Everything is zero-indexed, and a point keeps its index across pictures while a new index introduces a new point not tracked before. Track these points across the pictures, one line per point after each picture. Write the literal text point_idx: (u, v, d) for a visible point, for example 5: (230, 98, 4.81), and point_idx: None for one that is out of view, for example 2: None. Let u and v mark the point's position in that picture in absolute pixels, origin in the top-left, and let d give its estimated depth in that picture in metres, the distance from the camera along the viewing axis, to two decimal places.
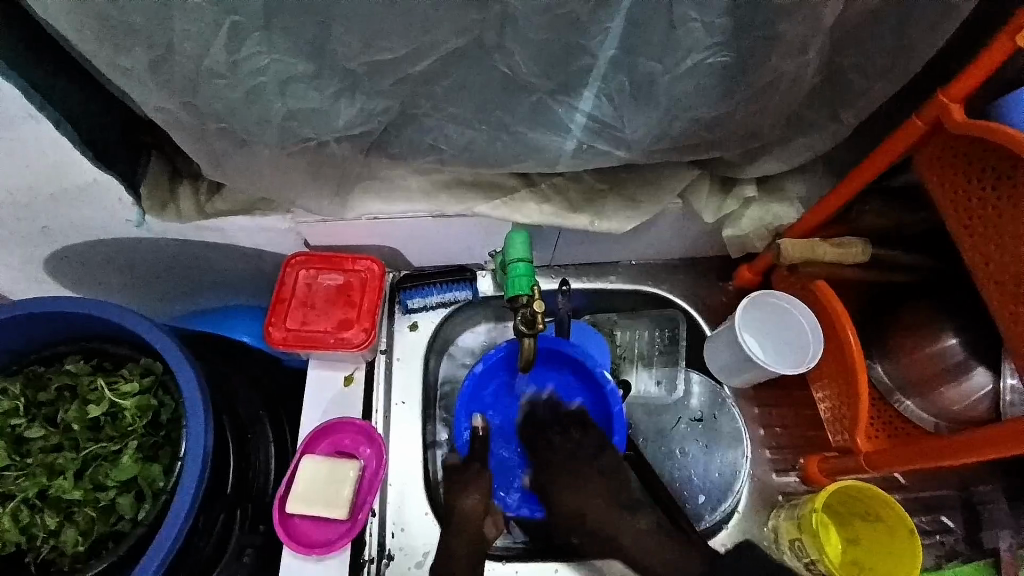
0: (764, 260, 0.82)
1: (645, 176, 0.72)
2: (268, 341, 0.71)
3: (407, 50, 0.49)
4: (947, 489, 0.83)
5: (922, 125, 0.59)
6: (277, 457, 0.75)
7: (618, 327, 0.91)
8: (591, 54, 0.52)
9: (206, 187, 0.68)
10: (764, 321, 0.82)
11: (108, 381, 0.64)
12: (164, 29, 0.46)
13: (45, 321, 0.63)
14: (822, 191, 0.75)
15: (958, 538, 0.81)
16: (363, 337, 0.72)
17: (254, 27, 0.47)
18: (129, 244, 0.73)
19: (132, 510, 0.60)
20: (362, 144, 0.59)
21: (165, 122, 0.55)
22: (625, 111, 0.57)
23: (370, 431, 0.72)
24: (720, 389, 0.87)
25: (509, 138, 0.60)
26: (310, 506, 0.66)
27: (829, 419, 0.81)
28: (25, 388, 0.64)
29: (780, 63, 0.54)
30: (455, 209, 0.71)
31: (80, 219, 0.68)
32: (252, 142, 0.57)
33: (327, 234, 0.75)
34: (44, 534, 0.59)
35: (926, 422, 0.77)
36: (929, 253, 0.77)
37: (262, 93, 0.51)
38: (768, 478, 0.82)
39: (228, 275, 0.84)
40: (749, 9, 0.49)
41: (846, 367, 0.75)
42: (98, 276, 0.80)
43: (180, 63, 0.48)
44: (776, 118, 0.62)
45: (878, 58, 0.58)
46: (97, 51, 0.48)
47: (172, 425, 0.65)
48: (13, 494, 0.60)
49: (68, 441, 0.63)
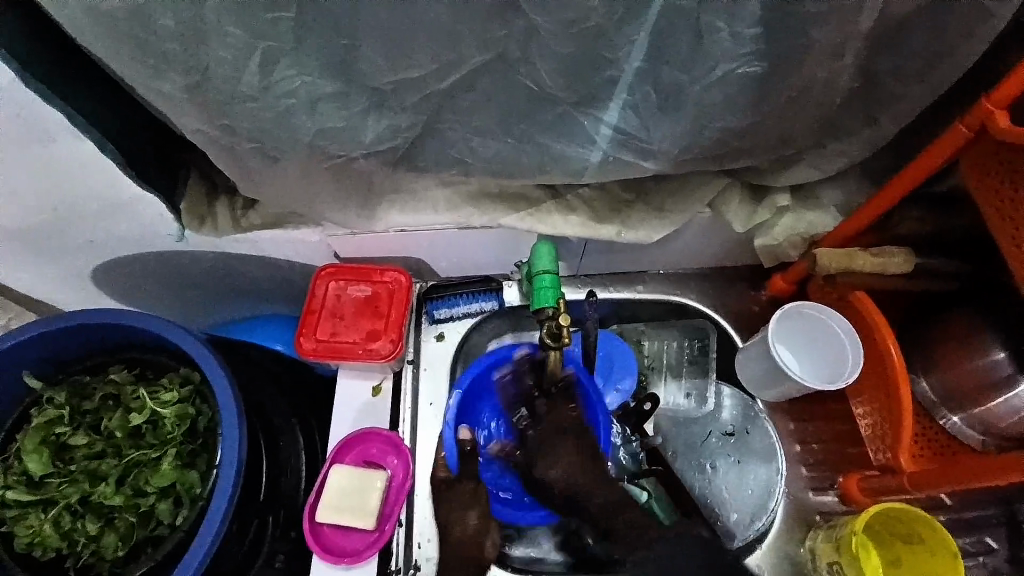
0: (799, 270, 0.79)
1: (674, 187, 0.71)
2: (298, 350, 0.73)
3: (432, 67, 0.50)
4: (992, 509, 0.79)
5: (966, 132, 0.57)
6: (307, 464, 0.76)
7: (645, 336, 0.89)
8: (616, 66, 0.51)
9: (241, 202, 0.70)
10: (802, 332, 0.80)
11: (149, 391, 0.66)
12: (199, 54, 0.47)
13: (91, 331, 0.65)
14: (858, 198, 0.73)
15: (1004, 559, 0.77)
16: (391, 347, 0.73)
17: (284, 49, 0.48)
18: (168, 256, 0.76)
19: (171, 516, 0.62)
20: (389, 158, 0.60)
21: (200, 141, 0.56)
22: (652, 121, 0.57)
23: (399, 441, 0.72)
24: (752, 403, 0.84)
25: (534, 150, 0.60)
26: (338, 515, 0.67)
27: (870, 436, 0.78)
28: (69, 397, 0.66)
29: (812, 70, 0.53)
30: (480, 220, 0.71)
31: (121, 233, 0.70)
32: (282, 161, 0.58)
33: (355, 245, 0.76)
34: (85, 539, 0.61)
35: (972, 439, 0.74)
36: (972, 259, 0.74)
37: (292, 113, 0.53)
38: (804, 496, 0.80)
39: (261, 285, 0.85)
40: (779, 18, 0.48)
41: (887, 382, 0.72)
42: (139, 286, 0.83)
43: (215, 86, 0.50)
44: (809, 126, 0.61)
45: (918, 66, 0.56)
46: (136, 76, 0.50)
47: (208, 433, 0.66)
48: (56, 501, 0.63)
49: (110, 448, 0.65)
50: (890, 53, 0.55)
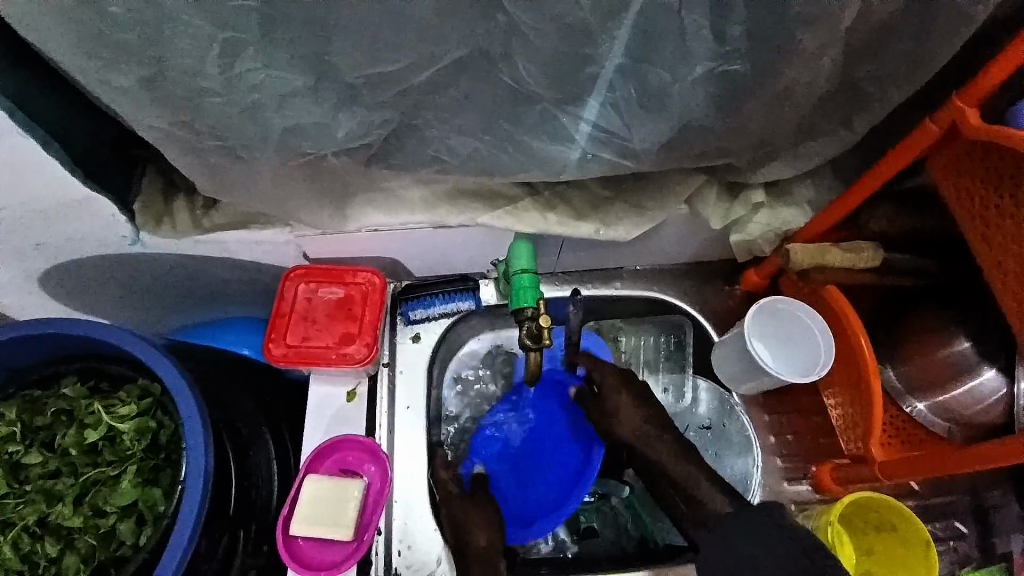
0: (772, 264, 0.81)
1: (651, 186, 0.70)
2: (268, 357, 0.70)
3: (409, 62, 0.48)
4: (956, 495, 0.82)
5: (937, 130, 0.57)
6: (281, 472, 0.73)
7: (622, 333, 0.89)
8: (598, 63, 0.50)
9: (201, 201, 0.66)
10: (774, 329, 0.80)
11: (104, 405, 0.62)
12: (157, 47, 0.44)
13: (41, 341, 0.61)
14: (831, 194, 0.74)
15: (970, 543, 0.80)
16: (366, 352, 0.70)
17: (250, 41, 0.45)
18: (124, 259, 0.71)
19: (133, 536, 0.58)
20: (362, 156, 0.58)
21: (160, 139, 0.53)
22: (632, 119, 0.56)
23: (374, 447, 0.70)
24: (728, 397, 0.85)
25: (514, 149, 0.59)
26: (314, 528, 0.64)
27: (841, 427, 0.79)
28: (21, 412, 0.62)
29: (793, 69, 0.53)
30: (457, 219, 0.69)
31: (72, 235, 0.66)
32: (249, 160, 0.55)
33: (327, 246, 0.73)
34: (46, 562, 0.58)
35: (939, 427, 0.75)
36: (942, 255, 0.75)
37: (260, 109, 0.50)
38: (779, 487, 0.81)
39: (227, 288, 0.82)
40: (762, 16, 0.47)
41: (859, 374, 0.73)
42: (95, 291, 0.79)
43: (176, 80, 0.47)
44: (786, 125, 0.61)
45: (892, 66, 0.56)
46: (86, 69, 0.46)
47: (171, 446, 0.62)
48: (13, 522, 0.59)
49: (65, 466, 0.61)
50: (868, 51, 0.55)
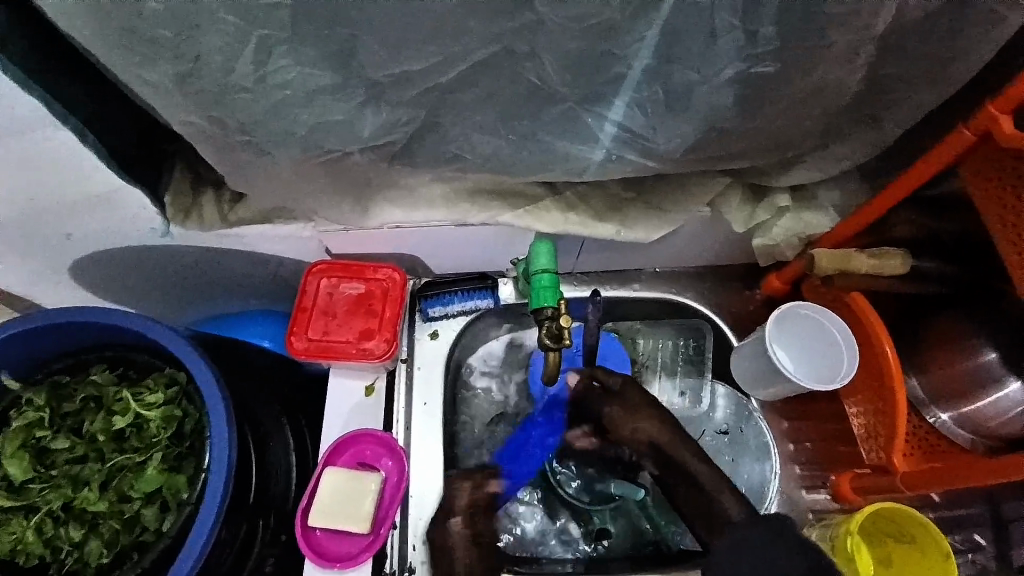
0: (793, 269, 0.80)
1: (673, 187, 0.70)
2: (289, 350, 0.71)
3: (435, 60, 0.48)
4: (976, 506, 0.80)
5: (969, 136, 0.56)
6: (298, 464, 0.74)
7: (640, 335, 0.88)
8: (625, 63, 0.50)
9: (228, 197, 0.68)
10: (796, 332, 0.79)
11: (132, 392, 0.63)
12: (191, 44, 0.45)
13: (70, 329, 0.63)
14: (856, 199, 0.73)
15: (989, 556, 0.78)
16: (385, 347, 0.71)
17: (281, 39, 0.45)
18: (150, 251, 0.73)
19: (156, 521, 0.59)
20: (386, 153, 0.58)
21: (189, 133, 0.54)
22: (657, 121, 0.55)
23: (392, 441, 0.70)
24: (747, 402, 0.85)
25: (537, 148, 0.59)
26: (332, 520, 0.65)
27: (861, 436, 0.77)
28: (49, 398, 0.63)
29: (821, 72, 0.52)
30: (477, 218, 0.69)
31: (101, 227, 0.67)
32: (276, 155, 0.56)
33: (348, 242, 0.74)
34: (68, 546, 0.59)
35: (962, 438, 0.74)
36: (969, 263, 0.74)
37: (288, 106, 0.51)
38: (796, 495, 0.80)
39: (249, 281, 0.83)
40: (792, 18, 0.47)
41: (882, 382, 0.72)
42: (121, 282, 0.80)
43: (207, 76, 0.48)
44: (814, 127, 0.60)
45: (924, 70, 0.55)
46: (122, 64, 0.47)
47: (195, 435, 0.63)
48: (37, 506, 0.60)
49: (92, 452, 0.62)
50: (898, 55, 0.54)
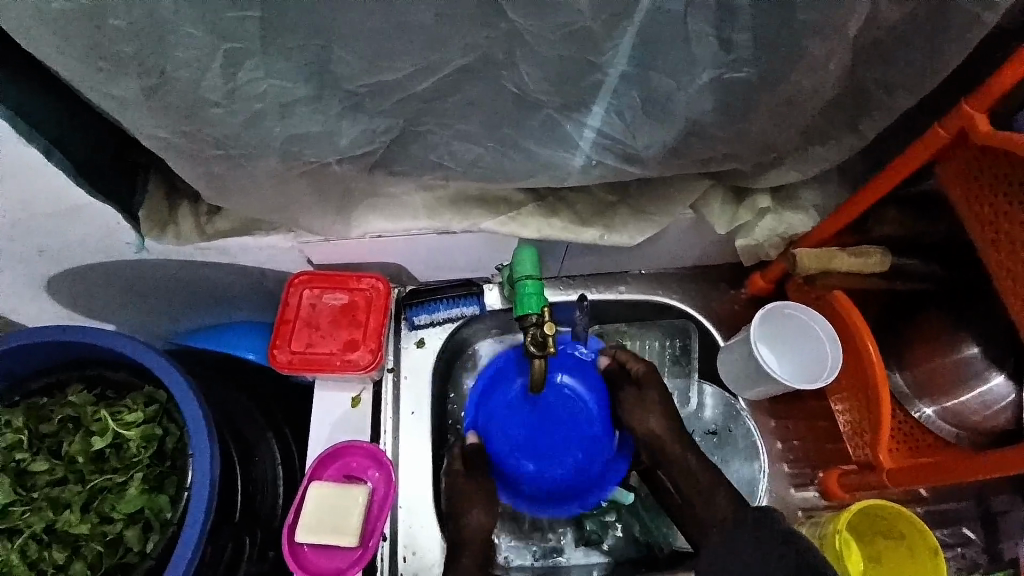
0: (778, 266, 0.80)
1: (655, 189, 0.70)
2: (273, 363, 0.70)
3: (410, 71, 0.48)
4: (964, 500, 0.81)
5: (945, 135, 0.57)
6: (284, 478, 0.73)
7: (627, 336, 0.89)
8: (601, 70, 0.50)
9: (206, 208, 0.67)
10: (780, 333, 0.80)
11: (111, 411, 0.62)
12: (160, 59, 0.44)
13: (45, 348, 0.62)
14: (838, 198, 0.73)
15: (978, 549, 0.79)
16: (371, 358, 0.71)
17: (252, 53, 0.45)
18: (128, 265, 0.72)
19: (139, 543, 0.58)
20: (365, 163, 0.57)
21: (163, 149, 0.53)
22: (636, 126, 0.55)
23: (379, 453, 0.70)
24: (734, 402, 0.85)
25: (518, 156, 0.58)
26: (318, 534, 0.64)
27: (848, 433, 0.78)
28: (28, 419, 0.62)
29: (797, 76, 0.52)
30: (460, 225, 0.69)
31: (77, 243, 0.66)
32: (253, 168, 0.55)
33: (330, 252, 0.73)
34: (52, 568, 0.58)
35: (947, 432, 0.74)
36: (951, 260, 0.74)
37: (262, 118, 0.50)
38: (786, 493, 0.81)
39: (232, 293, 0.82)
40: (769, 22, 0.47)
41: (866, 379, 0.72)
42: (101, 296, 0.79)
43: (178, 91, 0.47)
44: (793, 129, 0.60)
45: (898, 71, 0.56)
46: (90, 81, 0.46)
47: (178, 454, 0.63)
48: (20, 529, 0.59)
49: (73, 473, 0.61)
50: (875, 57, 0.54)
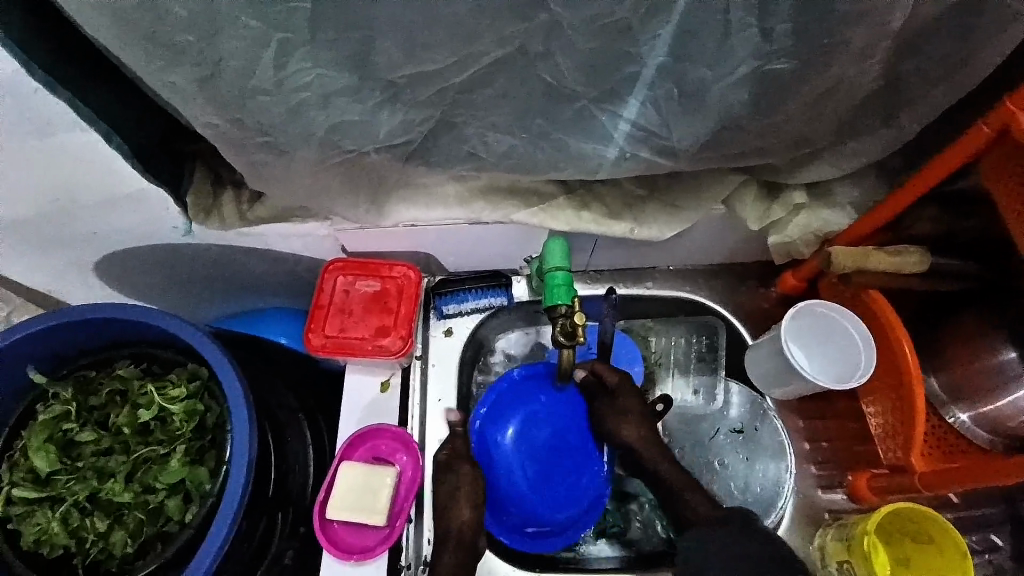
0: (810, 266, 0.79)
1: (687, 184, 0.70)
2: (307, 347, 0.72)
3: (450, 61, 0.49)
4: (996, 507, 0.79)
5: (989, 132, 0.55)
6: (314, 458, 0.75)
7: (653, 332, 0.88)
8: (637, 62, 0.50)
9: (247, 196, 0.69)
10: (811, 331, 0.79)
11: (156, 386, 0.64)
12: (212, 48, 0.46)
13: (95, 326, 0.64)
14: (875, 196, 0.72)
15: (1008, 556, 0.77)
16: (400, 344, 0.72)
17: (299, 43, 0.47)
18: (171, 250, 0.74)
19: (179, 512, 0.61)
20: (401, 153, 0.59)
21: (210, 135, 0.55)
22: (669, 118, 0.55)
23: (407, 437, 0.71)
24: (761, 401, 0.85)
25: (551, 147, 0.59)
26: (347, 512, 0.66)
27: (878, 436, 0.76)
28: (76, 392, 0.65)
29: (837, 71, 0.52)
30: (491, 216, 0.69)
31: (126, 226, 0.69)
32: (294, 155, 0.57)
33: (364, 240, 0.75)
34: (93, 536, 0.61)
35: (981, 438, 0.73)
36: (990, 261, 0.72)
37: (306, 107, 0.51)
38: (813, 494, 0.80)
39: (269, 279, 0.84)
40: (809, 15, 0.47)
41: (899, 378, 0.71)
42: (143, 280, 0.82)
43: (227, 79, 0.48)
44: (830, 125, 0.60)
45: (941, 67, 0.55)
46: (146, 69, 0.48)
47: (217, 429, 0.65)
48: (63, 498, 0.62)
49: (118, 444, 0.64)
50: (918, 51, 0.54)
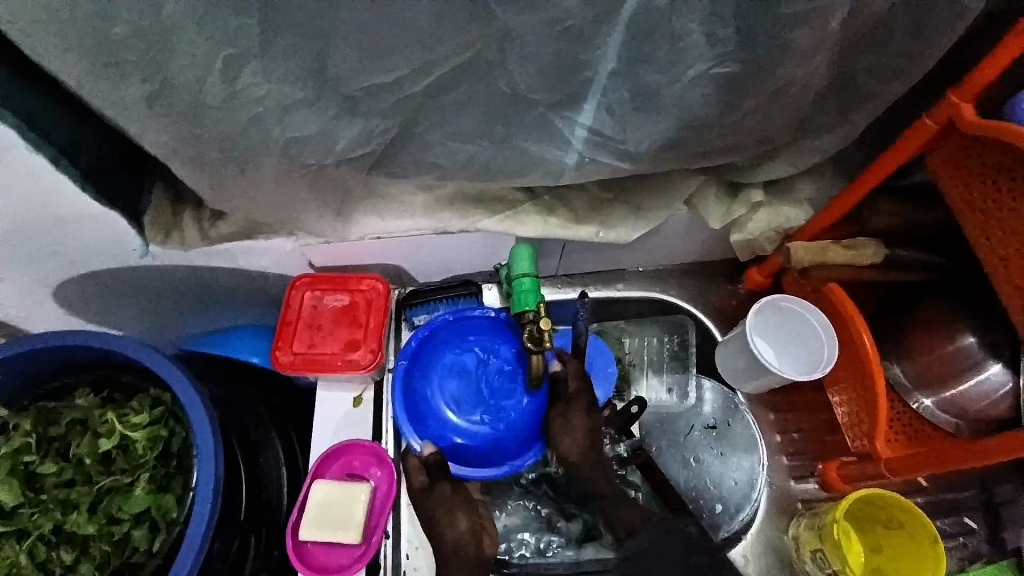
0: (773, 263, 0.81)
1: (649, 186, 0.71)
2: (275, 364, 0.71)
3: (406, 72, 0.49)
4: (966, 490, 0.81)
5: (934, 125, 0.57)
6: (289, 478, 0.74)
7: (626, 334, 0.89)
8: (592, 68, 0.51)
9: (208, 214, 0.68)
10: (778, 326, 0.80)
11: (118, 414, 0.63)
12: (162, 65, 0.46)
13: (53, 354, 0.63)
14: (832, 191, 0.74)
15: (981, 538, 0.79)
16: (371, 357, 0.71)
17: (251, 58, 0.46)
18: (132, 272, 0.73)
19: (147, 542, 0.59)
20: (363, 164, 0.59)
21: (166, 154, 0.54)
22: (627, 122, 0.56)
23: (381, 450, 0.71)
24: (733, 395, 0.85)
25: (513, 153, 0.59)
26: (321, 531, 0.65)
27: (846, 424, 0.78)
28: (35, 423, 0.63)
29: (786, 70, 0.53)
30: (458, 225, 0.70)
31: (83, 250, 0.67)
32: (253, 171, 0.57)
33: (331, 254, 0.74)
34: (60, 569, 0.59)
35: (946, 423, 0.75)
36: (947, 250, 0.75)
37: (262, 122, 0.51)
38: (787, 486, 0.81)
39: (237, 297, 0.83)
40: (755, 16, 0.48)
41: (861, 369, 0.73)
42: (107, 304, 0.80)
43: (180, 97, 0.48)
44: (783, 123, 0.61)
45: (885, 63, 0.57)
46: (95, 90, 0.47)
47: (183, 454, 0.63)
48: (29, 531, 0.60)
49: (81, 474, 0.62)
50: (863, 48, 0.55)
